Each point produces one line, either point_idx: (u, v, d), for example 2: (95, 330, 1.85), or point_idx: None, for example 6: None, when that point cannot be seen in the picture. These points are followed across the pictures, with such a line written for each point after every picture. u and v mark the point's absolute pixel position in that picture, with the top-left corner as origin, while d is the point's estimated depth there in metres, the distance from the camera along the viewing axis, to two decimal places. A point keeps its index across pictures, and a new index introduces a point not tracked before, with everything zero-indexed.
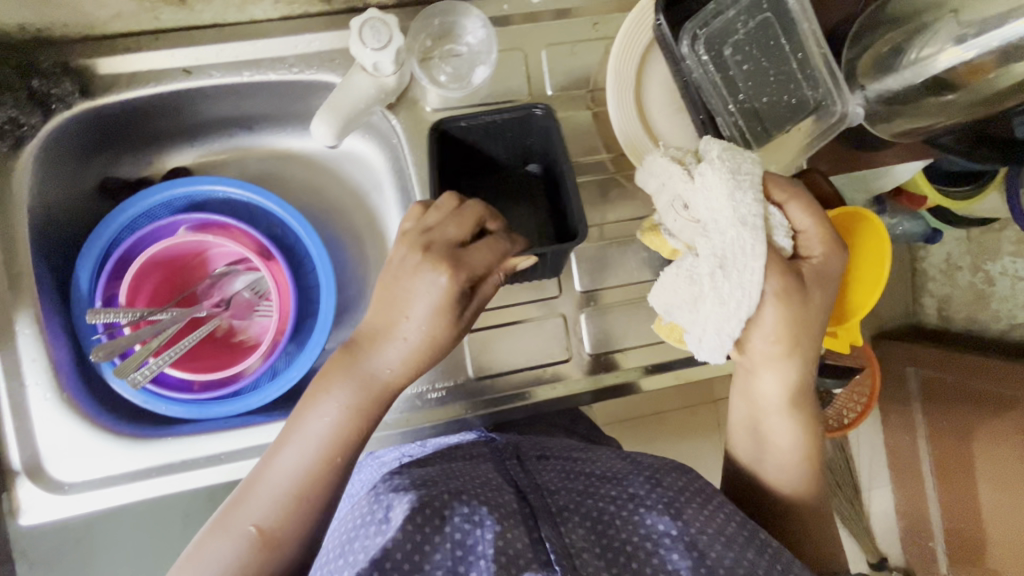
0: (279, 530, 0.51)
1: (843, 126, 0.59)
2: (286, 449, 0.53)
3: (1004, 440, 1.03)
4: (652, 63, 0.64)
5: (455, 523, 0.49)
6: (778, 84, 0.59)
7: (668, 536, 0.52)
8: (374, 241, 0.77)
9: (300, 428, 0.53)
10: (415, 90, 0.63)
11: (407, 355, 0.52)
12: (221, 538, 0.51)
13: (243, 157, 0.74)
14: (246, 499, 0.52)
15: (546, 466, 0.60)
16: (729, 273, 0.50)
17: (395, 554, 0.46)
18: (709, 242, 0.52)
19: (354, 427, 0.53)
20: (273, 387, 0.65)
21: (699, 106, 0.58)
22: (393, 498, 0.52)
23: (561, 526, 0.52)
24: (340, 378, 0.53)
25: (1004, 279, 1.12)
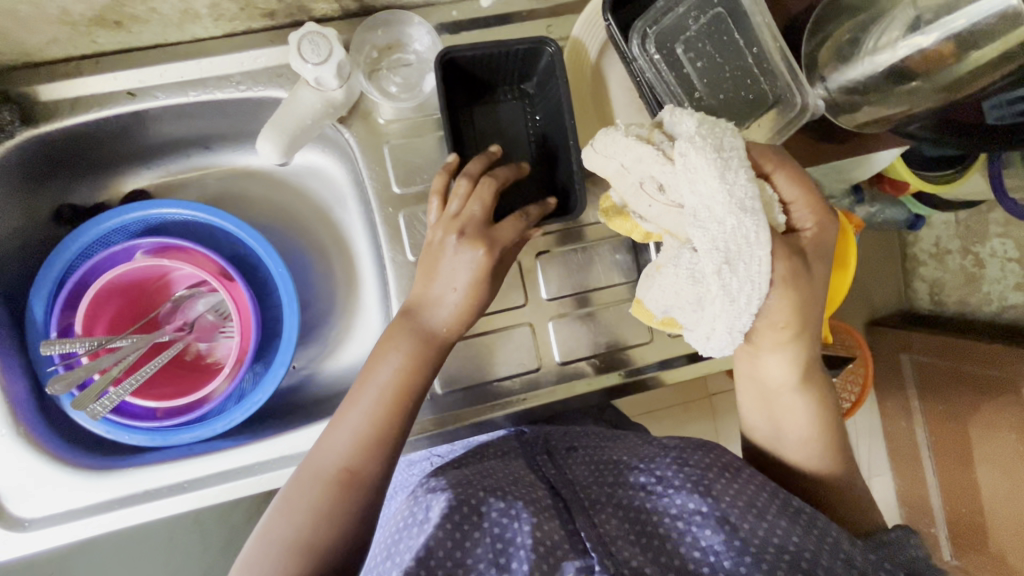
0: (364, 469, 0.54)
1: (804, 119, 0.58)
2: (362, 393, 0.56)
3: (998, 424, 1.02)
4: (609, 64, 0.62)
5: (491, 519, 0.53)
6: (734, 80, 0.58)
7: (699, 513, 0.54)
8: (341, 256, 0.77)
9: (370, 378, 0.56)
10: (366, 102, 0.62)
11: (460, 309, 0.56)
12: (309, 483, 0.53)
13: (201, 177, 0.73)
14: (328, 444, 0.55)
15: (575, 460, 0.64)
16: (736, 268, 0.46)
17: (437, 553, 0.51)
18: (707, 234, 0.46)
19: (418, 377, 0.56)
20: (238, 410, 0.63)
21: (655, 107, 0.56)
22: (431, 499, 0.56)
23: (594, 516, 0.55)
24: (404, 330, 0.56)
25: (995, 260, 1.08)
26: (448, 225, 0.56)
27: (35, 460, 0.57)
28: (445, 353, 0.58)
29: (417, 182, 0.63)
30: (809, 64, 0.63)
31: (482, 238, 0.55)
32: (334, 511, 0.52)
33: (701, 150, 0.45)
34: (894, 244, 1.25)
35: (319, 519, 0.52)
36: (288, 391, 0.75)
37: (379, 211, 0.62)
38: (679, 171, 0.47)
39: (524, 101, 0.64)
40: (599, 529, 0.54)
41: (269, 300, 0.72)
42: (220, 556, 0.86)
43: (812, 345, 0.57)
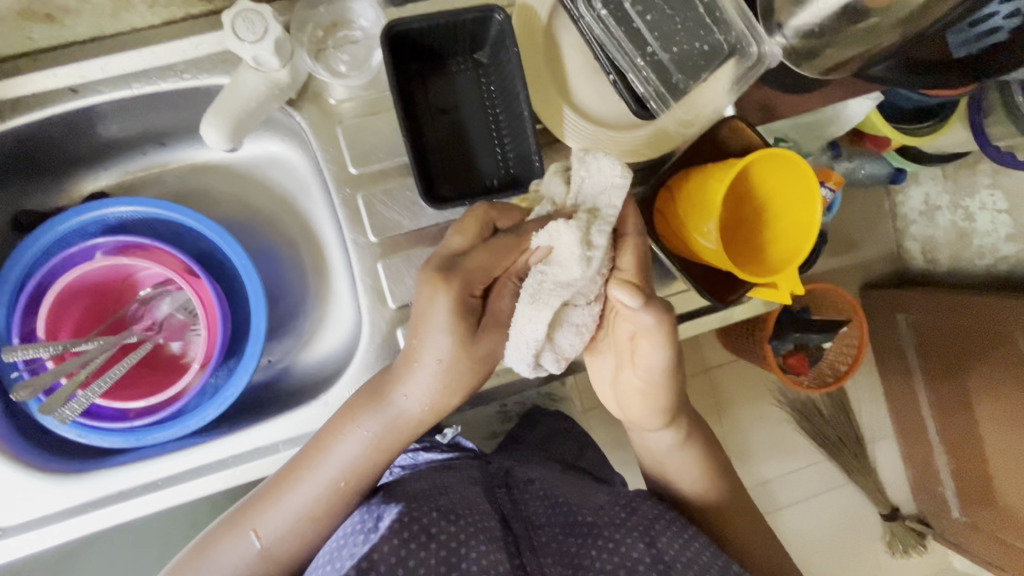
0: (280, 549, 0.56)
1: (762, 66, 0.57)
2: (314, 467, 0.56)
3: (997, 377, 1.00)
4: (561, 27, 0.61)
5: (441, 540, 0.52)
6: (686, 31, 0.57)
7: (642, 563, 0.56)
8: (309, 245, 0.75)
9: (329, 456, 0.56)
10: (315, 83, 0.60)
11: (430, 389, 0.55)
12: (228, 540, 0.56)
13: (161, 175, 0.72)
14: (266, 507, 0.56)
15: (532, 492, 0.63)
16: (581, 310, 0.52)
17: (378, 565, 0.49)
18: (569, 275, 0.51)
19: (372, 461, 0.57)
20: (211, 405, 0.62)
21: (607, 66, 0.56)
22: (384, 510, 0.55)
23: (540, 558, 0.57)
24: (369, 414, 0.56)
25: (985, 214, 1.07)
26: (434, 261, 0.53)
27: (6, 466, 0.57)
28: (404, 434, 0.57)
29: (372, 161, 0.62)
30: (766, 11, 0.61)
31: (449, 278, 0.52)
32: (244, 573, 0.55)
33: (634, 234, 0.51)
34: (883, 203, 1.23)
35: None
36: (264, 385, 0.74)
37: (337, 193, 0.61)
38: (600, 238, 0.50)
39: (479, 71, 0.62)
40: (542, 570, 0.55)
41: (238, 295, 0.71)
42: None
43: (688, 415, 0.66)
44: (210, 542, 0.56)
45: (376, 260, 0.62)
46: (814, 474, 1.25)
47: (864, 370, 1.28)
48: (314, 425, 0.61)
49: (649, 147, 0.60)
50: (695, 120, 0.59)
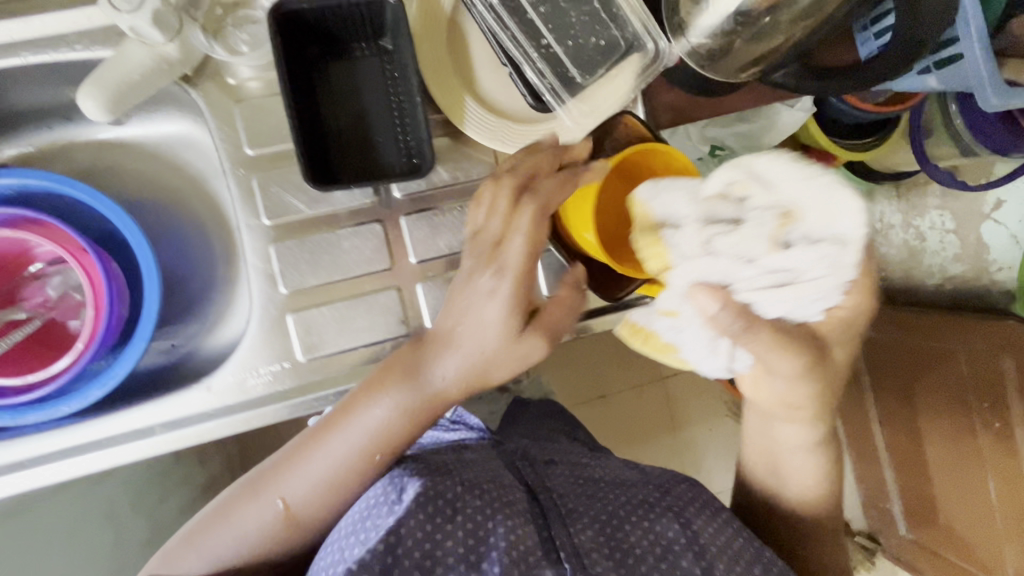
0: (306, 514, 0.55)
1: (661, 61, 0.57)
2: (343, 433, 0.55)
3: (942, 393, 0.97)
4: (464, 18, 0.61)
5: (467, 514, 0.51)
6: (582, 25, 0.57)
7: (678, 543, 0.56)
8: (220, 229, 0.74)
9: (355, 419, 0.55)
10: (215, 62, 0.60)
11: (463, 364, 0.54)
12: (252, 503, 0.55)
13: (69, 150, 0.71)
14: (291, 472, 0.55)
15: (556, 471, 0.63)
16: (784, 292, 0.51)
17: (406, 541, 0.48)
18: (759, 266, 0.52)
19: (401, 431, 0.55)
20: (94, 387, 0.61)
21: (503, 57, 0.57)
22: (407, 481, 0.53)
23: (571, 526, 0.55)
24: (399, 379, 0.55)
25: (934, 232, 1.08)
26: (473, 250, 0.54)
27: None
28: (438, 411, 0.56)
29: (270, 144, 0.61)
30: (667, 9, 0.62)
31: (495, 264, 0.53)
32: (264, 535, 0.55)
33: (824, 258, 0.51)
34: None
35: (251, 539, 0.54)
36: (164, 368, 0.73)
37: (232, 174, 0.60)
38: (812, 252, 0.51)
39: (383, 58, 0.62)
40: (574, 539, 0.53)
41: (138, 278, 0.70)
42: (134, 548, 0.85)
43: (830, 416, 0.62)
44: (232, 507, 0.55)
45: (270, 244, 0.61)
46: None
47: None
48: (195, 410, 0.60)
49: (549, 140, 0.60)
50: (594, 114, 0.59)
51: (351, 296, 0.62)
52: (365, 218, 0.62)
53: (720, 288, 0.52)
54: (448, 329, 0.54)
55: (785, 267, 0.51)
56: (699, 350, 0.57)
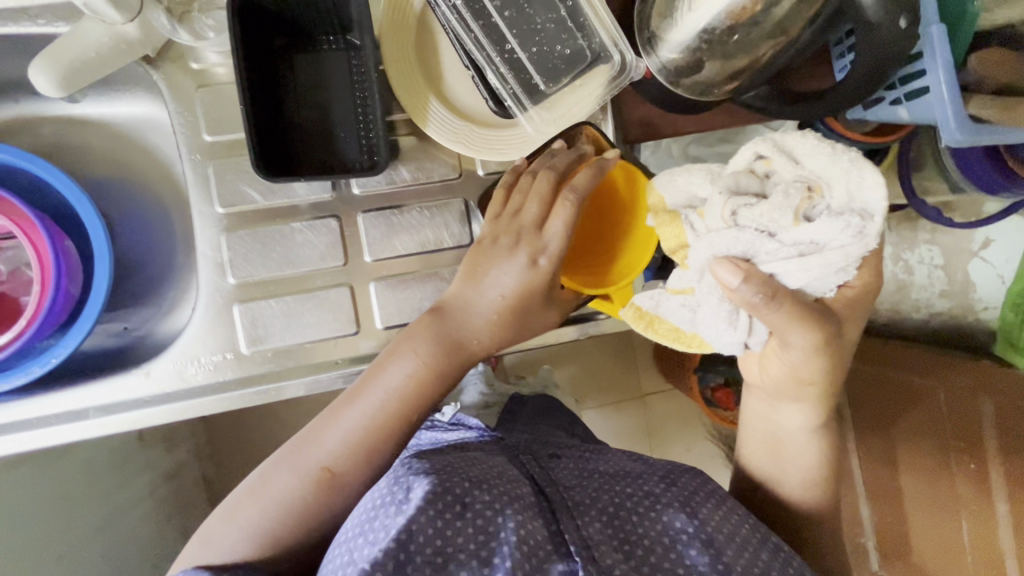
0: (347, 476, 0.54)
1: (629, 73, 0.56)
2: (375, 388, 0.55)
3: (920, 430, 0.94)
4: (433, 18, 0.61)
5: (476, 509, 0.49)
6: (549, 32, 0.55)
7: (685, 532, 0.54)
8: (184, 213, 0.73)
9: (380, 378, 0.55)
10: (178, 45, 0.59)
11: (495, 320, 0.55)
12: (291, 474, 0.54)
13: (35, 124, 0.70)
14: (323, 438, 0.54)
15: (560, 467, 0.62)
16: (810, 262, 0.46)
17: (418, 537, 0.46)
18: (786, 238, 0.45)
19: (428, 385, 0.55)
20: (33, 364, 0.60)
21: (467, 60, 0.56)
22: (413, 479, 0.51)
23: (579, 519, 0.53)
24: (426, 334, 0.55)
25: (922, 268, 1.01)
26: (500, 226, 0.55)
27: None
28: (463, 364, 0.56)
29: (227, 132, 0.60)
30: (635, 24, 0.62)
31: (527, 239, 0.54)
32: (303, 502, 0.53)
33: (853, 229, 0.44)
34: None
35: (286, 508, 0.53)
36: (114, 351, 0.71)
37: (188, 158, 0.60)
38: (836, 224, 0.44)
39: (351, 52, 0.61)
40: (583, 532, 0.51)
41: (92, 257, 0.69)
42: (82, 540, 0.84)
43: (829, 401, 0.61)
44: (264, 482, 0.54)
45: (221, 233, 0.60)
46: None
47: None
48: (132, 395, 0.59)
49: (512, 147, 0.60)
50: (557, 123, 0.58)
51: (301, 290, 0.61)
52: (322, 211, 0.62)
53: (743, 260, 0.47)
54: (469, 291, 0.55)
55: (809, 239, 0.45)
56: (718, 329, 0.52)
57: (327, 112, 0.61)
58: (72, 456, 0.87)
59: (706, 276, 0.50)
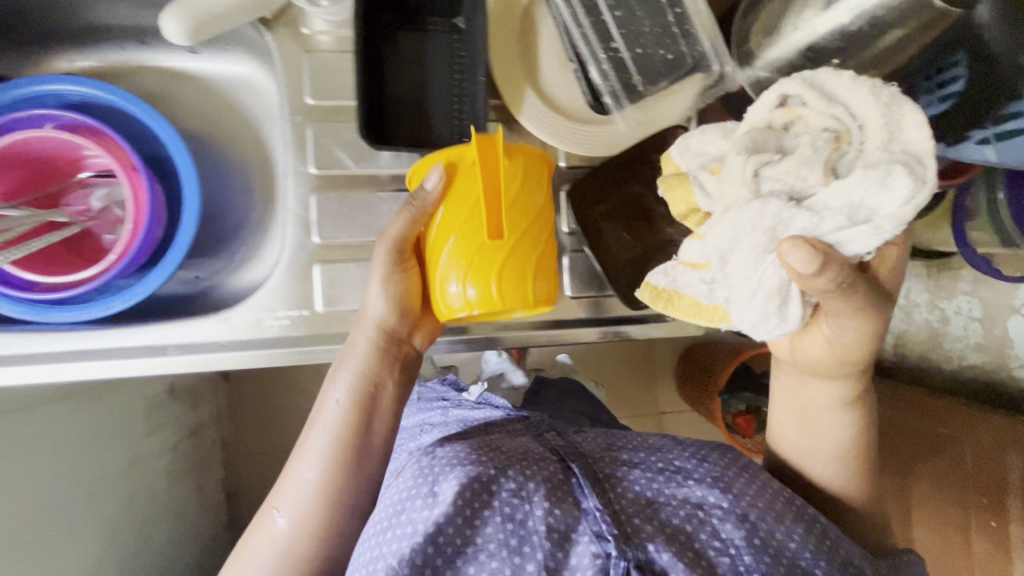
0: (301, 522, 0.57)
1: (722, 85, 0.59)
2: (309, 436, 0.60)
3: (945, 484, 0.87)
4: (539, 11, 0.62)
5: (502, 498, 0.50)
6: (654, 36, 0.57)
7: (719, 507, 0.54)
8: (264, 173, 0.75)
9: (319, 422, 0.60)
10: (293, 9, 0.62)
11: (369, 327, 0.60)
12: (261, 530, 0.58)
13: (136, 72, 0.73)
14: (282, 485, 0.59)
15: (585, 439, 0.63)
16: (861, 227, 0.41)
17: (446, 530, 0.48)
18: (830, 199, 0.41)
19: (356, 407, 0.60)
20: (117, 299, 0.63)
21: (572, 53, 0.58)
22: (439, 473, 0.53)
23: (609, 492, 0.53)
24: (336, 371, 0.61)
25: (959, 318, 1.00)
26: None
27: None
28: (370, 381, 0.60)
29: (328, 97, 0.62)
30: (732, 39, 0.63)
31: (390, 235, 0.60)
32: (275, 554, 0.56)
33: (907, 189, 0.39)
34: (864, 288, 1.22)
35: (265, 559, 0.56)
36: (186, 297, 0.74)
37: (288, 118, 0.62)
38: (883, 179, 0.39)
39: (454, 36, 0.63)
40: (613, 507, 0.52)
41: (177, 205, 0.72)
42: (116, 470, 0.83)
43: (865, 377, 0.60)
44: (253, 529, 0.59)
45: (310, 193, 0.62)
46: None
47: None
48: (208, 338, 0.61)
49: (600, 145, 0.62)
50: (648, 126, 0.61)
51: None
52: (408, 185, 0.64)
53: (819, 245, 0.42)
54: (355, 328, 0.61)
55: (853, 200, 0.41)
56: (758, 315, 0.48)
57: (424, 90, 0.63)
58: (109, 398, 0.90)
59: (727, 258, 0.48)
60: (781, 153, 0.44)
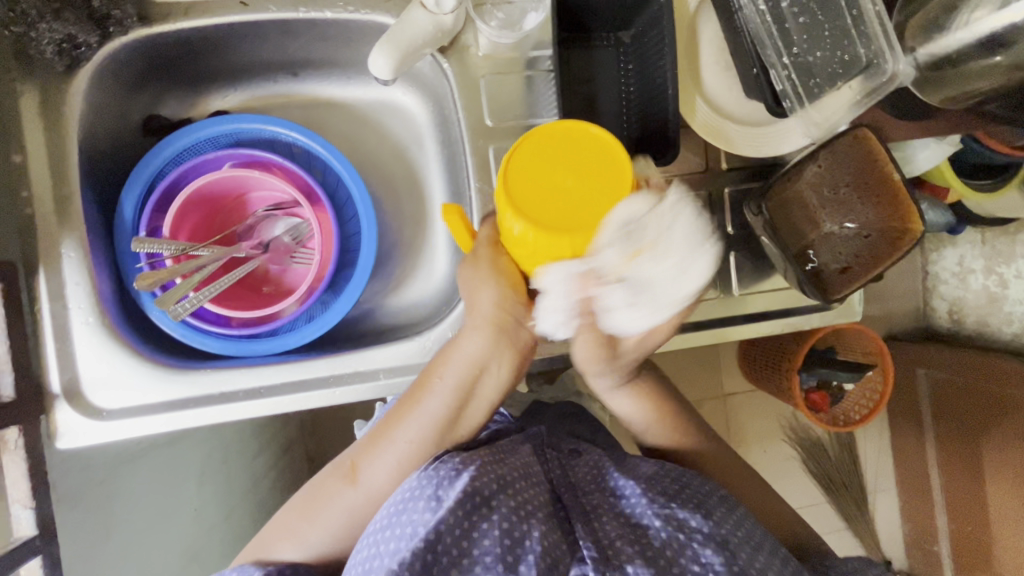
0: (379, 493, 0.59)
1: (894, 86, 0.58)
2: (405, 410, 0.59)
3: (1010, 446, 0.99)
4: (704, 20, 0.65)
5: (501, 514, 0.49)
6: (832, 40, 0.60)
7: (699, 532, 0.51)
8: (412, 197, 0.77)
9: (422, 402, 0.59)
10: (466, 36, 0.64)
11: (492, 317, 0.58)
12: (332, 488, 0.60)
13: (285, 104, 0.73)
14: (369, 454, 0.60)
15: (583, 461, 0.59)
16: (643, 296, 0.52)
17: (444, 539, 0.47)
18: (656, 267, 0.50)
19: (463, 401, 0.59)
20: (310, 328, 0.65)
21: (753, 59, 0.60)
22: (445, 479, 0.51)
23: (596, 523, 0.52)
24: (452, 359, 0.59)
25: (1018, 282, 1.03)
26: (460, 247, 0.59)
27: (116, 352, 0.58)
28: (481, 379, 0.59)
29: (505, 118, 0.65)
30: (899, 32, 0.66)
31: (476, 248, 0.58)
32: (350, 516, 0.59)
33: (687, 254, 0.50)
34: (916, 258, 1.21)
35: (337, 520, 0.59)
36: (351, 321, 0.74)
37: (469, 141, 0.65)
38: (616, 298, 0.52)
39: (619, 49, 0.65)
40: (597, 534, 0.50)
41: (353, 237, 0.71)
42: (241, 497, 0.88)
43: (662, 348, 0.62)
44: (320, 489, 0.61)
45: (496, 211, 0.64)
46: (813, 514, 1.26)
47: (878, 421, 1.27)
48: (415, 360, 0.65)
49: (769, 143, 0.64)
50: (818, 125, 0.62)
51: None
52: None
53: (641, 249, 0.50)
54: (469, 321, 0.59)
55: (638, 274, 0.51)
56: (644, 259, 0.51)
57: (590, 105, 0.65)
58: None
59: (657, 243, 0.50)
60: (635, 246, 0.49)
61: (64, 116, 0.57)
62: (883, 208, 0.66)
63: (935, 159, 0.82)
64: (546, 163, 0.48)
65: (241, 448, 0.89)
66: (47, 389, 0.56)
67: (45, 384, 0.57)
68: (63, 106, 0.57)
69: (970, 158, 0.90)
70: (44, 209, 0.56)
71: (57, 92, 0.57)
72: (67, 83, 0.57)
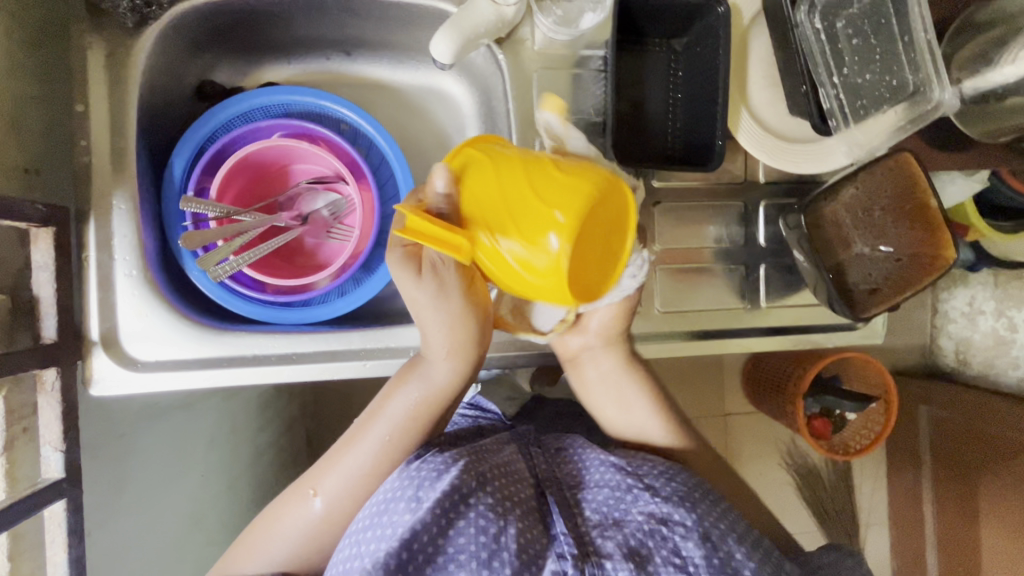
0: (340, 509, 0.60)
1: (936, 116, 0.59)
2: (366, 428, 0.62)
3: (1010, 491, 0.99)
4: (755, 36, 0.67)
5: (477, 511, 0.49)
6: (882, 65, 0.61)
7: (682, 525, 0.51)
8: None
9: (382, 416, 0.62)
10: (523, 29, 0.65)
11: (452, 339, 0.61)
12: (291, 510, 0.60)
13: (336, 83, 0.75)
14: (322, 475, 0.61)
15: (566, 452, 0.60)
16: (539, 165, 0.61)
17: (421, 536, 0.47)
18: None
19: (422, 416, 0.62)
20: (342, 301, 0.65)
21: (804, 76, 0.61)
22: (427, 479, 0.51)
23: (578, 516, 0.52)
24: (413, 376, 0.62)
25: None
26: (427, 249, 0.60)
27: (154, 307, 0.59)
28: (443, 397, 0.63)
29: None
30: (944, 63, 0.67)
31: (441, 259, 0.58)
32: (308, 537, 0.59)
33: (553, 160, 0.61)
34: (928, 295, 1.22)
35: (298, 539, 0.59)
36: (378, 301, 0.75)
37: (517, 132, 0.66)
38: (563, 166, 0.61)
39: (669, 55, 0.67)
40: (579, 532, 0.51)
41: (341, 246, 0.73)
42: (242, 470, 0.87)
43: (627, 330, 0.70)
44: (280, 508, 0.60)
45: None
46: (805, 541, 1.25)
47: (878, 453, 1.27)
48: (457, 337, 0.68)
49: (810, 160, 0.65)
50: (859, 146, 0.63)
51: None
52: None
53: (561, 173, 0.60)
54: (431, 343, 0.61)
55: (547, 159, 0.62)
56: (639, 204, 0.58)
57: (634, 109, 0.66)
58: None
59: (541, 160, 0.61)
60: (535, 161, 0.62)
61: (127, 71, 0.58)
62: (919, 232, 0.67)
63: (963, 195, 0.83)
64: (542, 181, 0.48)
65: (247, 420, 0.89)
66: (87, 336, 0.58)
67: (85, 330, 0.58)
68: (128, 62, 0.58)
69: (995, 198, 0.91)
70: (100, 159, 0.58)
71: (125, 48, 0.58)
72: (135, 40, 0.58)
